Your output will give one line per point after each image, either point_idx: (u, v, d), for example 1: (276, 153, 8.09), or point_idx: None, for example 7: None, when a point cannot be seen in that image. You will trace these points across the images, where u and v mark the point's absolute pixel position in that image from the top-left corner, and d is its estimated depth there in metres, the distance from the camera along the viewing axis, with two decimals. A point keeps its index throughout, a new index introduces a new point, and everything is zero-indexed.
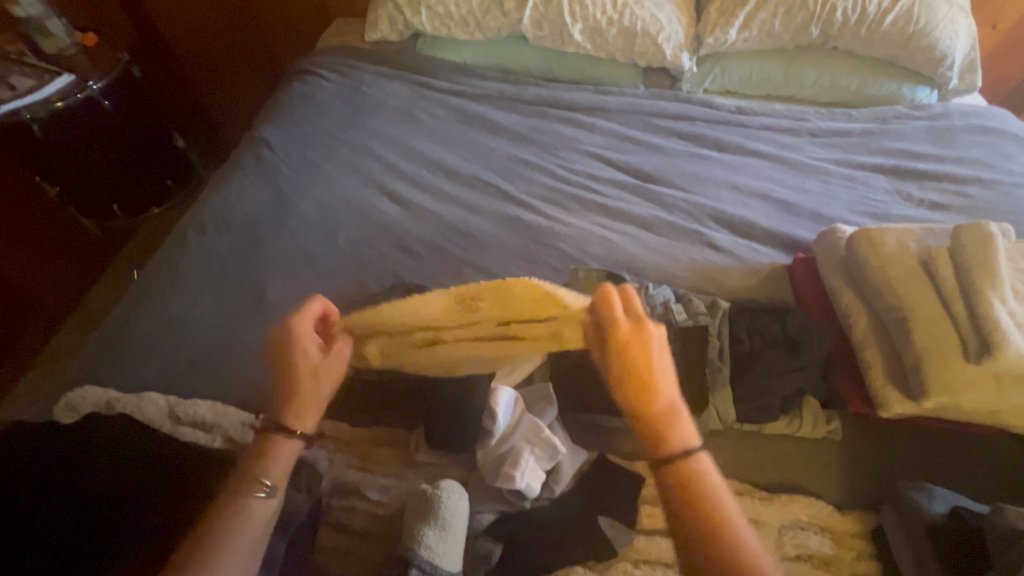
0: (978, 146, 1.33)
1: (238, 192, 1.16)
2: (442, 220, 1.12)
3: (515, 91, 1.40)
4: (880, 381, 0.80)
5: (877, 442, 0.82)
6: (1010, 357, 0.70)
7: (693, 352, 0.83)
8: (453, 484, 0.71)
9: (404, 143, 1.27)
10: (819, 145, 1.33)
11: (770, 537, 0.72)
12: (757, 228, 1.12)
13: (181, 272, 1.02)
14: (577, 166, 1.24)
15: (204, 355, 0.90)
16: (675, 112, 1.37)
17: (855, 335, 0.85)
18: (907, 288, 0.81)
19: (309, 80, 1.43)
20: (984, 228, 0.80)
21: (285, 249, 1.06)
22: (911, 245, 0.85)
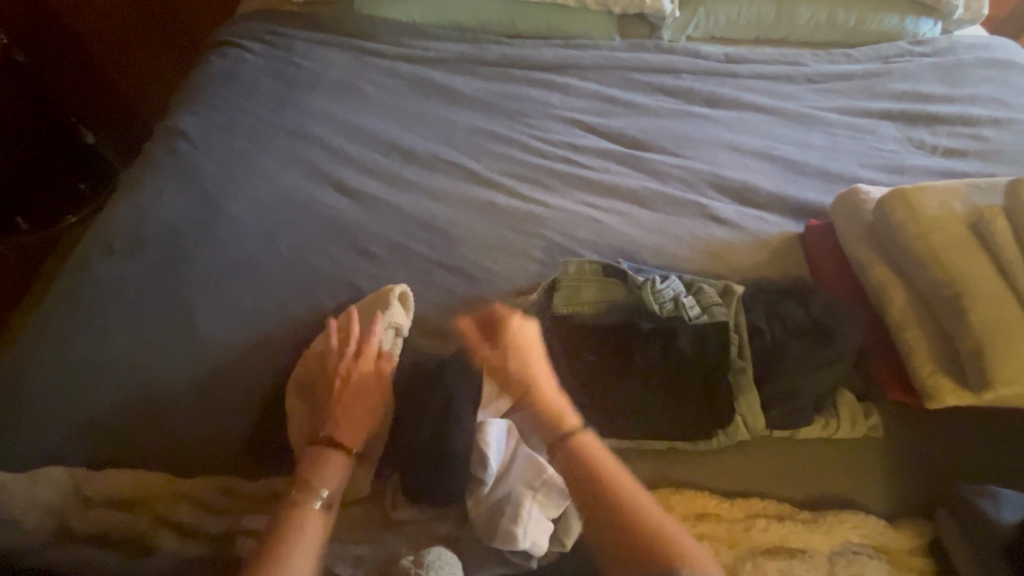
0: (989, 82, 1.21)
1: (152, 196, 0.96)
2: (403, 212, 0.95)
3: (475, 51, 1.20)
4: (928, 369, 0.68)
5: (924, 438, 0.71)
6: None
7: (712, 353, 0.70)
8: (442, 552, 0.57)
9: (350, 123, 1.08)
10: (819, 92, 1.19)
11: (822, 570, 0.61)
12: (763, 193, 0.99)
13: (84, 302, 0.82)
14: (553, 135, 1.08)
15: (122, 408, 0.73)
16: (659, 64, 1.21)
17: (892, 315, 0.73)
18: (959, 260, 0.68)
19: (228, 53, 1.21)
20: None
21: (215, 263, 0.87)
22: (956, 205, 0.72)
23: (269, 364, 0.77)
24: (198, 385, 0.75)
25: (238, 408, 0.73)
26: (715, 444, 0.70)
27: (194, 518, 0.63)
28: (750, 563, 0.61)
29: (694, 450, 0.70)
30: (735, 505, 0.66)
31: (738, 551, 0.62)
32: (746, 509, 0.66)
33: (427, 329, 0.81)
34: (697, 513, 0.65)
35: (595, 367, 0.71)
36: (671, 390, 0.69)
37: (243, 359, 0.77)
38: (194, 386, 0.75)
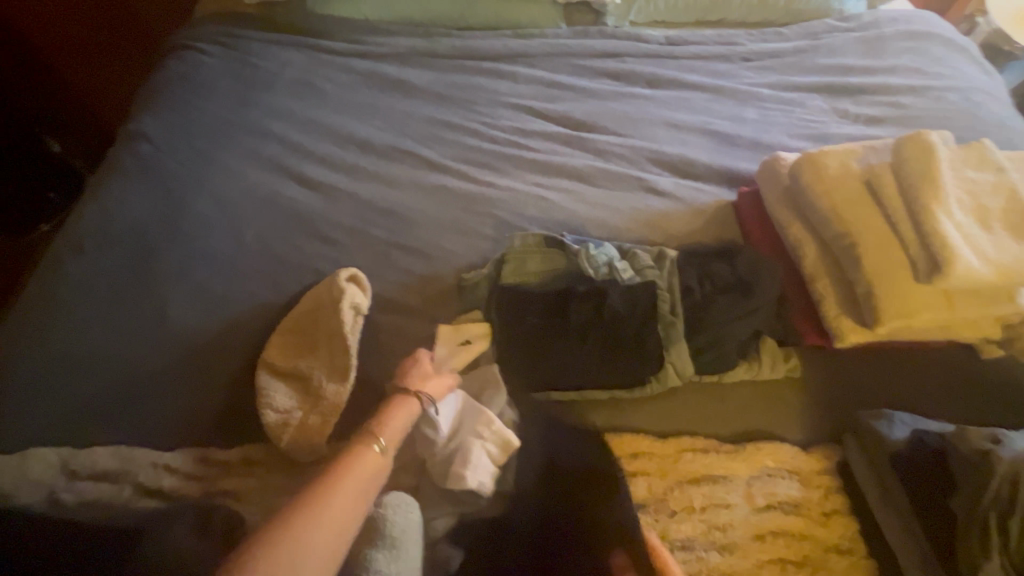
0: (908, 53, 1.29)
1: (118, 197, 1.00)
2: (362, 200, 1.00)
3: (427, 45, 1.26)
4: (833, 312, 0.77)
5: (837, 375, 0.80)
6: (961, 272, 0.66)
7: (643, 308, 0.77)
8: (399, 496, 0.65)
9: (308, 119, 1.12)
10: (753, 69, 1.27)
11: (740, 491, 0.70)
12: (698, 165, 1.06)
13: (58, 300, 0.87)
14: (503, 121, 1.14)
15: (102, 394, 0.78)
16: (602, 49, 1.27)
17: (806, 267, 0.81)
18: (852, 213, 0.76)
19: (187, 57, 1.24)
20: (925, 138, 0.75)
21: (183, 256, 0.92)
22: (854, 165, 0.80)
23: (240, 346, 0.83)
24: (175, 369, 0.80)
25: (214, 387, 0.79)
26: (650, 391, 0.78)
27: (175, 484, 0.69)
28: (677, 490, 0.69)
29: (632, 397, 0.78)
30: (666, 443, 0.74)
31: (668, 481, 0.70)
32: (677, 444, 0.74)
33: (388, 306, 0.87)
34: (632, 452, 0.73)
35: (537, 330, 0.77)
36: (607, 347, 0.76)
37: (215, 343, 0.83)
38: (170, 370, 0.80)
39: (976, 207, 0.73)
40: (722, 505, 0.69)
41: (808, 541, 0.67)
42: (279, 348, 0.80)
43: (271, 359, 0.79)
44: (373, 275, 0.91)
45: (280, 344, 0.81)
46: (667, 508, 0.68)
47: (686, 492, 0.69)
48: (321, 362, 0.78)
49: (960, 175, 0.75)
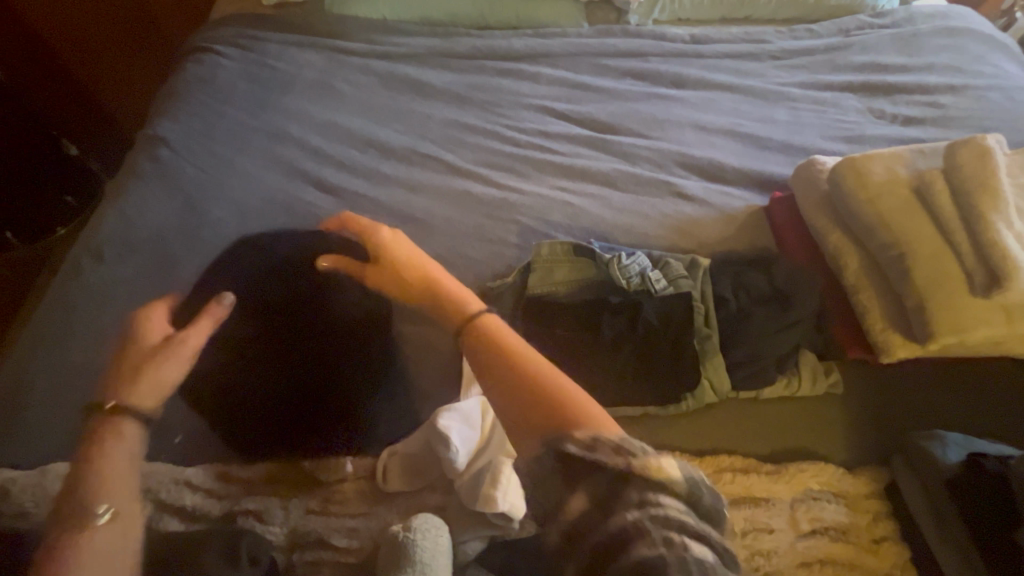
0: (945, 50, 1.24)
1: (137, 204, 0.98)
2: (382, 206, 0.98)
3: (446, 46, 1.23)
4: (879, 326, 0.73)
5: (880, 390, 0.76)
6: (1023, 287, 0.62)
7: (679, 321, 0.74)
8: (428, 518, 0.62)
9: (326, 122, 1.10)
10: (782, 68, 1.22)
11: (783, 515, 0.66)
12: (729, 169, 1.03)
13: (79, 309, 0.85)
14: (525, 124, 1.11)
15: None
16: (626, 49, 1.24)
17: (848, 278, 0.77)
18: (903, 221, 0.72)
19: (205, 59, 1.23)
20: (980, 142, 0.71)
21: (202, 265, 0.91)
22: (902, 170, 0.76)
23: None
24: None
25: None
26: (684, 407, 0.74)
27: (197, 502, 0.67)
28: None
29: (666, 413, 0.75)
30: (703, 462, 0.70)
31: None
32: (714, 464, 0.70)
33: None
34: None
35: (568, 341, 0.74)
36: (641, 363, 0.73)
37: None
38: None
39: None
40: (765, 530, 0.65)
41: (859, 571, 0.63)
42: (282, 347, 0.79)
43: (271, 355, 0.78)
44: None
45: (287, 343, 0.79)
46: None
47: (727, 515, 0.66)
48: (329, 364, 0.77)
49: (1017, 182, 0.70)
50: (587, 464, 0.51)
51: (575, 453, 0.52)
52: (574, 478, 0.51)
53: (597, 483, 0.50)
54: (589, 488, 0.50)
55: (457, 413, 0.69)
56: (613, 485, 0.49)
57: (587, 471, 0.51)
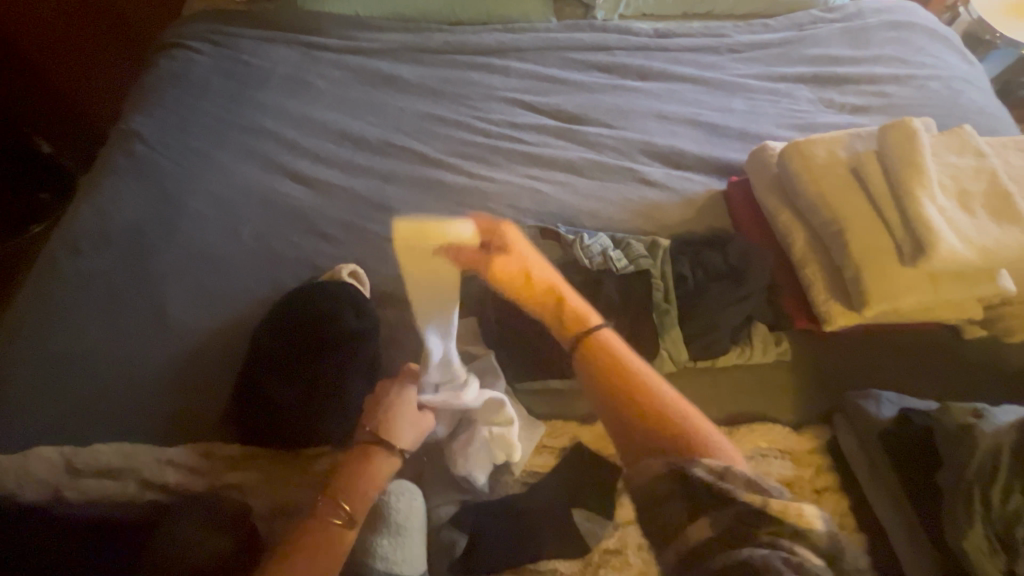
0: (892, 43, 1.32)
1: (112, 197, 1.00)
2: (358, 195, 1.01)
3: (418, 41, 1.26)
4: (823, 297, 0.79)
5: (826, 355, 0.82)
6: (944, 255, 0.68)
7: (638, 298, 0.79)
8: (403, 484, 0.66)
9: (301, 116, 1.13)
10: (741, 61, 1.28)
11: None
12: (689, 156, 1.08)
13: (56, 299, 0.87)
14: (496, 115, 1.15)
15: (103, 391, 0.78)
16: (592, 42, 1.28)
17: (795, 254, 0.83)
18: (841, 198, 0.77)
19: (177, 55, 1.24)
20: (908, 125, 0.76)
21: (179, 255, 0.93)
22: (841, 152, 0.81)
23: (240, 343, 0.83)
24: (176, 367, 0.81)
25: (218, 385, 0.79)
26: None
27: (180, 478, 0.70)
28: None
29: None
30: None
31: None
32: None
33: (388, 300, 0.88)
34: None
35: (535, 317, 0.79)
36: None
37: (215, 341, 0.83)
38: (171, 369, 0.81)
39: (959, 190, 0.74)
40: None
41: None
42: (261, 337, 0.80)
43: (252, 344, 0.80)
44: (373, 269, 0.92)
45: (265, 333, 0.80)
46: None
47: None
48: (300, 356, 0.76)
49: (942, 161, 0.76)
50: (721, 495, 0.55)
51: (712, 487, 0.56)
52: (703, 507, 0.55)
53: (726, 518, 0.54)
54: (721, 519, 0.54)
55: (436, 369, 0.72)
56: (746, 518, 0.53)
57: (721, 503, 0.55)
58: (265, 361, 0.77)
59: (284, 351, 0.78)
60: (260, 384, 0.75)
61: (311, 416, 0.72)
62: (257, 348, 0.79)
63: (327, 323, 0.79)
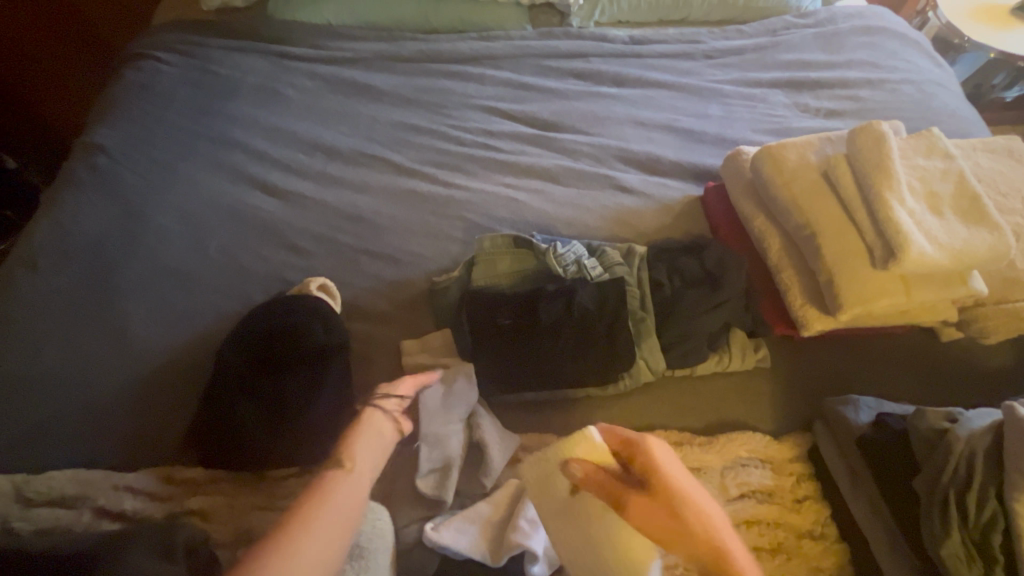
0: (864, 47, 1.33)
1: (73, 213, 0.96)
2: (330, 206, 0.99)
3: (391, 50, 1.24)
4: (799, 302, 0.78)
5: (803, 361, 0.81)
6: (914, 258, 0.67)
7: (614, 306, 0.77)
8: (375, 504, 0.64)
9: (271, 126, 1.11)
10: (716, 67, 1.29)
11: (713, 482, 0.70)
12: (665, 162, 1.07)
13: (12, 319, 0.84)
14: (471, 124, 1.14)
15: (60, 416, 0.75)
16: (568, 50, 1.28)
17: (771, 259, 0.82)
18: (813, 203, 0.77)
19: (145, 67, 1.21)
20: (877, 128, 0.76)
21: (144, 271, 0.90)
22: (812, 157, 0.81)
23: (204, 363, 0.81)
24: (138, 388, 0.78)
25: (183, 407, 0.77)
26: (623, 387, 0.78)
27: (138, 505, 0.67)
28: None
29: (608, 393, 0.78)
30: None
31: None
32: (650, 440, 0.74)
33: (361, 315, 0.87)
34: None
35: (509, 330, 0.76)
36: (581, 346, 0.76)
37: (179, 361, 0.81)
38: (133, 391, 0.78)
39: (929, 193, 0.73)
40: None
41: (782, 528, 0.68)
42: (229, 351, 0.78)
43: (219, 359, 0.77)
44: (345, 282, 0.90)
45: (231, 347, 0.78)
46: None
47: None
48: (268, 373, 0.76)
49: (910, 164, 0.75)
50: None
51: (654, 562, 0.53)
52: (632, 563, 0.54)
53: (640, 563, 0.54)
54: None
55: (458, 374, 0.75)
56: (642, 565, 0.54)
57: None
58: (231, 377, 0.75)
59: (250, 368, 0.76)
60: (226, 401, 0.73)
61: (274, 437, 0.71)
62: (222, 362, 0.77)
63: (294, 338, 0.78)
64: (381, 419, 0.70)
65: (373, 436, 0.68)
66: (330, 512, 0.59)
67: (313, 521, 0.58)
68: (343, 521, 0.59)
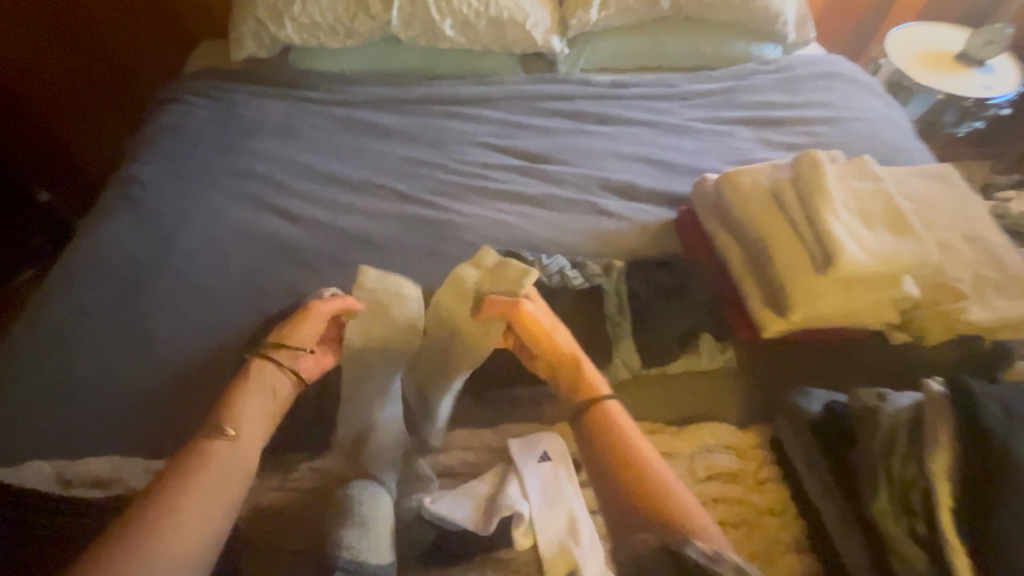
0: (821, 90, 1.48)
1: (110, 236, 1.08)
2: (340, 230, 1.10)
3: (397, 94, 1.39)
4: (758, 307, 0.87)
5: (768, 361, 0.89)
6: (849, 263, 0.77)
7: (591, 312, 0.89)
8: (372, 482, 0.71)
9: (290, 160, 1.24)
10: (688, 107, 1.44)
11: (683, 465, 0.77)
12: (642, 190, 1.20)
13: (55, 328, 0.93)
14: (468, 157, 1.27)
15: (96, 411, 0.84)
16: (556, 93, 1.43)
17: (733, 271, 0.92)
18: (763, 220, 0.88)
19: (177, 109, 1.35)
20: (812, 156, 0.88)
21: (173, 285, 1.00)
22: (763, 181, 0.93)
23: (225, 366, 0.90)
24: (168, 386, 0.87)
25: (207, 404, 0.86)
26: None
27: None
28: None
29: None
30: None
31: None
32: None
33: None
34: None
35: None
36: None
37: (204, 364, 0.90)
38: (162, 390, 0.87)
39: (863, 210, 0.84)
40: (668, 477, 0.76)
41: (746, 506, 0.75)
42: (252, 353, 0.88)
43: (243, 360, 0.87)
44: None
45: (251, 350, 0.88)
46: None
47: None
48: None
49: (846, 185, 0.87)
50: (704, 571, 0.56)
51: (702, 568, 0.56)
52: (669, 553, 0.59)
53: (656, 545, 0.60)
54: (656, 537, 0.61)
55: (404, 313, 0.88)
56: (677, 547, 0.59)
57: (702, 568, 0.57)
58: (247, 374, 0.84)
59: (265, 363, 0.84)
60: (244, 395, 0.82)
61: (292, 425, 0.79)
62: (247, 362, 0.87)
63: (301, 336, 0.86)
64: (272, 370, 0.76)
65: (265, 392, 0.74)
66: (216, 476, 0.62)
67: (199, 480, 0.61)
68: (226, 484, 0.62)
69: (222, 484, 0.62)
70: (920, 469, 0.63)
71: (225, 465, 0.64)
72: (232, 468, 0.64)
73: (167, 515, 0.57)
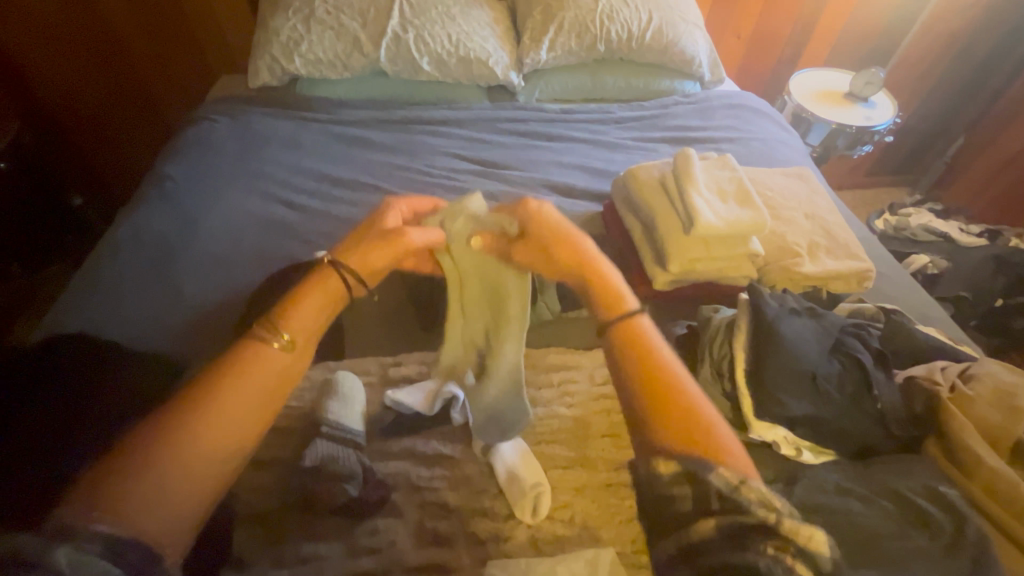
0: (730, 117, 1.82)
1: (147, 217, 1.35)
2: (331, 216, 1.38)
3: (384, 116, 1.70)
4: (650, 264, 1.15)
5: (658, 309, 1.16)
6: (703, 224, 1.06)
7: None
8: (348, 374, 0.97)
9: (294, 164, 1.52)
10: (621, 129, 1.76)
11: (585, 373, 1.01)
12: (577, 189, 1.49)
13: (104, 281, 1.19)
14: (439, 164, 1.57)
15: (137, 339, 1.09)
16: (513, 116, 1.75)
17: (635, 241, 1.20)
18: (652, 200, 1.17)
19: (203, 125, 1.65)
20: (686, 152, 1.18)
21: (198, 252, 1.26)
22: (655, 172, 1.22)
23: (237, 311, 1.15)
24: (193, 323, 1.12)
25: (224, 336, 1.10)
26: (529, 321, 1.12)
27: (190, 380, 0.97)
28: (544, 375, 1.01)
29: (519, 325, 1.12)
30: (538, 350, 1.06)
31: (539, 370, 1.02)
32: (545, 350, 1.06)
33: None
34: None
35: None
36: None
37: (221, 310, 1.15)
38: (188, 326, 1.12)
39: (721, 190, 1.14)
40: (573, 381, 1.00)
41: None
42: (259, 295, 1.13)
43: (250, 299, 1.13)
44: None
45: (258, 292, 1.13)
46: (536, 386, 0.99)
47: (549, 377, 1.00)
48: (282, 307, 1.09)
49: (711, 174, 1.17)
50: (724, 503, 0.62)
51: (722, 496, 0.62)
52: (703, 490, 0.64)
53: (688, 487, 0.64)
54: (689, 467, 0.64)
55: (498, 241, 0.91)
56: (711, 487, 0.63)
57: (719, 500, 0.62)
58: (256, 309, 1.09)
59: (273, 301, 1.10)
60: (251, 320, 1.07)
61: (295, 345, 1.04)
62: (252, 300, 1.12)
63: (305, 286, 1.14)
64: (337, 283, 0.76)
65: (327, 295, 0.76)
66: (256, 375, 0.66)
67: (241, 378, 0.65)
68: (263, 381, 0.66)
69: (248, 378, 0.65)
70: (730, 345, 0.86)
71: (257, 369, 0.66)
72: (265, 368, 0.67)
73: (213, 399, 0.62)
